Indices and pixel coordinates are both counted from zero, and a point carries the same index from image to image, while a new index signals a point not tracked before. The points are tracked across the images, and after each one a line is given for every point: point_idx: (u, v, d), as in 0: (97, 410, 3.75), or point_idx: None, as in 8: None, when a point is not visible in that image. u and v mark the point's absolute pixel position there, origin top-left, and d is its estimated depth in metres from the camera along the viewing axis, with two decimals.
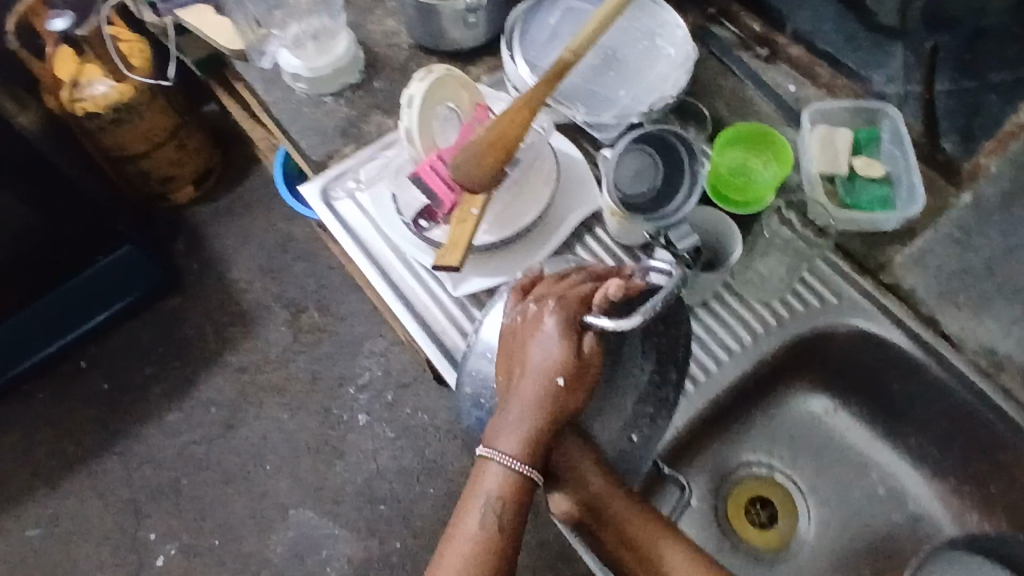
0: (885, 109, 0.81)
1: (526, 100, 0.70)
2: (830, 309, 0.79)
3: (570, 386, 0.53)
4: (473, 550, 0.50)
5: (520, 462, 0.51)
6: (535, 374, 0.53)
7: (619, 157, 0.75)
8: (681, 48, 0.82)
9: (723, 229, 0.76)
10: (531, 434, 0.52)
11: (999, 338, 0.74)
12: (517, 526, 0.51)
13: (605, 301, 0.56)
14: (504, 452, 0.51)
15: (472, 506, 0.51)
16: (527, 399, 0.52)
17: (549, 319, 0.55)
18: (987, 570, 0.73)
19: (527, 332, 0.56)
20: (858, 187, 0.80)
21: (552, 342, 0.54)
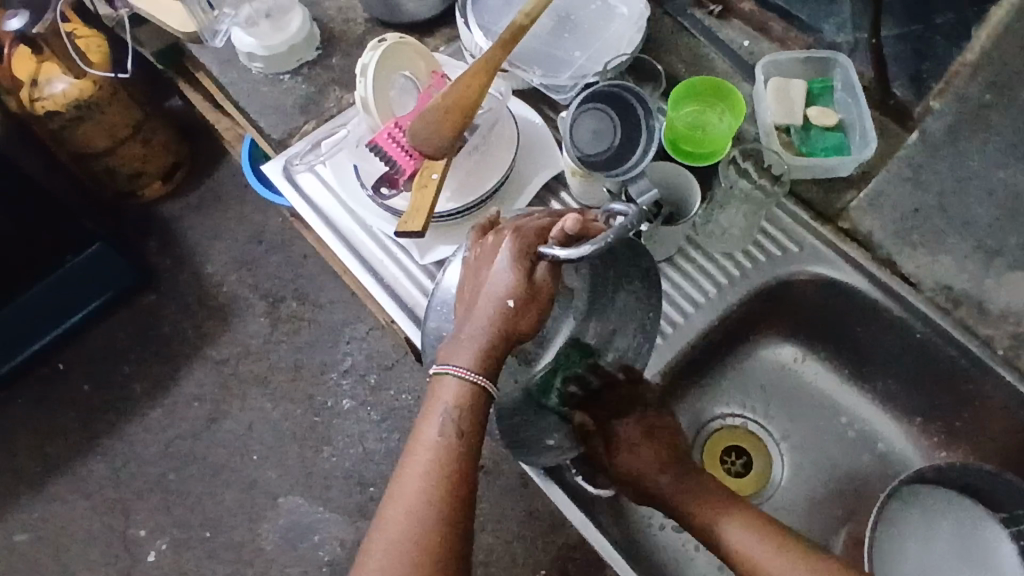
0: (836, 58, 0.82)
1: (482, 63, 0.71)
2: (791, 258, 0.80)
3: (522, 308, 0.54)
4: (435, 458, 0.54)
5: (473, 373, 0.53)
6: (489, 296, 0.55)
7: (577, 117, 0.77)
8: (633, 6, 0.83)
9: (682, 183, 0.77)
10: (483, 349, 0.54)
11: (955, 275, 0.75)
12: (475, 433, 0.55)
13: (562, 234, 0.56)
14: (459, 365, 0.54)
15: (432, 416, 0.55)
16: (481, 318, 0.54)
17: (505, 247, 0.56)
18: (949, 501, 0.76)
19: (485, 260, 0.57)
20: (813, 136, 0.81)
21: (508, 268, 0.55)
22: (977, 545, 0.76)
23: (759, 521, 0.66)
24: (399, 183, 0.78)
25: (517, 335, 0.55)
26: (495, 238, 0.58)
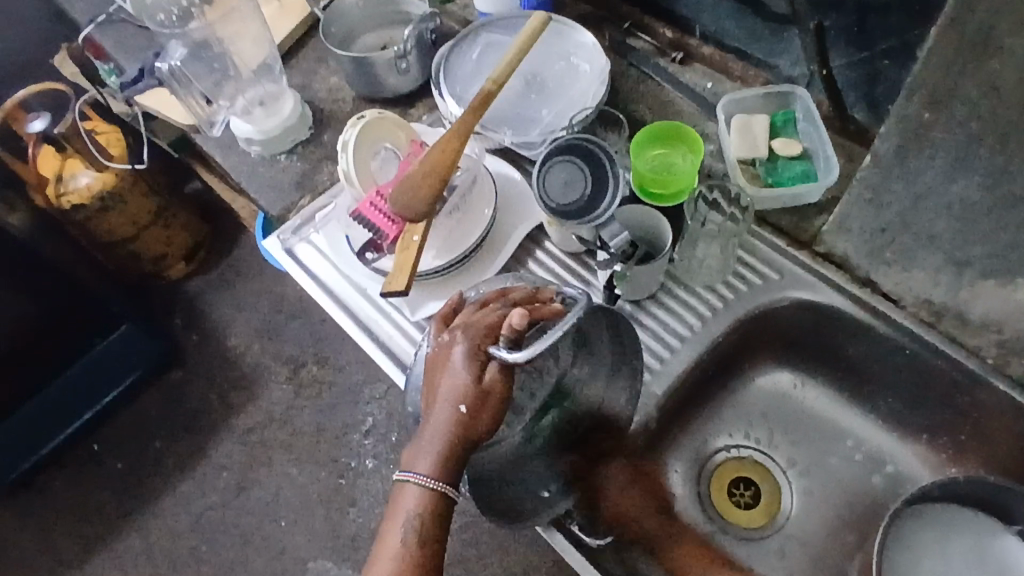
0: (795, 91, 0.86)
1: (453, 132, 0.77)
2: (771, 285, 0.83)
3: (474, 410, 0.57)
4: (398, 565, 0.56)
5: (433, 480, 0.56)
6: (443, 402, 0.58)
7: (546, 172, 0.81)
8: (595, 62, 0.89)
9: (654, 224, 0.80)
10: (444, 454, 0.57)
11: (932, 290, 0.74)
12: (435, 542, 0.57)
13: (511, 332, 0.59)
14: (421, 473, 0.57)
15: (395, 524, 0.57)
16: (439, 425, 0.57)
17: (457, 347, 0.60)
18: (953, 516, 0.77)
19: (442, 360, 0.61)
20: (780, 166, 0.84)
21: (459, 370, 0.59)
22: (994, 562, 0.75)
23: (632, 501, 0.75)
24: (383, 247, 0.82)
25: (474, 439, 0.58)
26: (449, 336, 0.62)
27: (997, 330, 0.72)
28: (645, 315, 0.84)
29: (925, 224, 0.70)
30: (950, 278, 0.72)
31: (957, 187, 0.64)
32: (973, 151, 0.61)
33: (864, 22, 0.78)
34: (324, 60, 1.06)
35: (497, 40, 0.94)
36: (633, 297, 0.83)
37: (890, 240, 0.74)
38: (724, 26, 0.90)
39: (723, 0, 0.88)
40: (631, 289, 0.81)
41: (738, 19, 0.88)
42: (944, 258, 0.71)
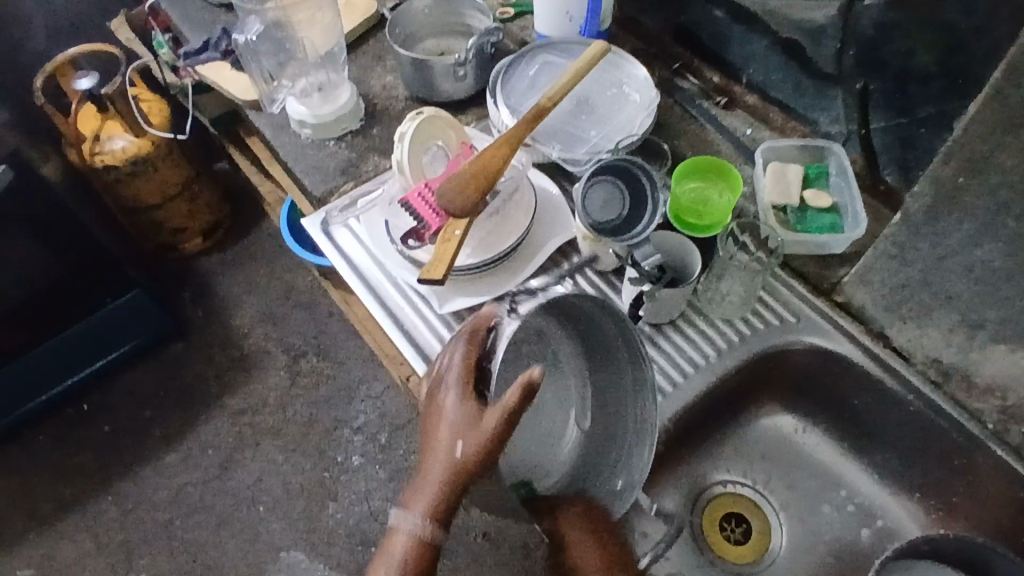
0: (830, 147, 0.90)
1: (508, 137, 0.81)
2: (788, 328, 0.85)
3: (484, 446, 0.60)
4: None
5: (424, 532, 0.62)
6: (442, 450, 0.62)
7: (589, 189, 0.85)
8: (645, 94, 0.93)
9: (686, 253, 0.83)
10: (437, 506, 0.62)
11: (943, 349, 0.78)
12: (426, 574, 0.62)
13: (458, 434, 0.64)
14: (411, 526, 0.62)
15: (387, 556, 0.63)
16: (430, 491, 0.63)
17: (450, 391, 0.64)
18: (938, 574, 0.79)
19: (439, 404, 0.65)
20: (809, 216, 0.88)
21: (456, 407, 0.63)
22: None
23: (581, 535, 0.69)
24: (424, 237, 0.84)
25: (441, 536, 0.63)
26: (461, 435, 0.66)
27: (1001, 394, 0.75)
28: (664, 339, 0.86)
29: (946, 284, 0.73)
30: (962, 338, 0.75)
31: (980, 251, 0.68)
32: (1002, 216, 0.65)
33: (906, 90, 0.82)
34: (382, 59, 1.11)
35: (553, 61, 0.98)
36: (655, 321, 0.86)
37: (908, 296, 0.78)
38: (771, 78, 0.95)
39: (773, 54, 0.93)
40: (655, 311, 0.83)
41: (785, 73, 0.93)
42: (958, 317, 0.74)
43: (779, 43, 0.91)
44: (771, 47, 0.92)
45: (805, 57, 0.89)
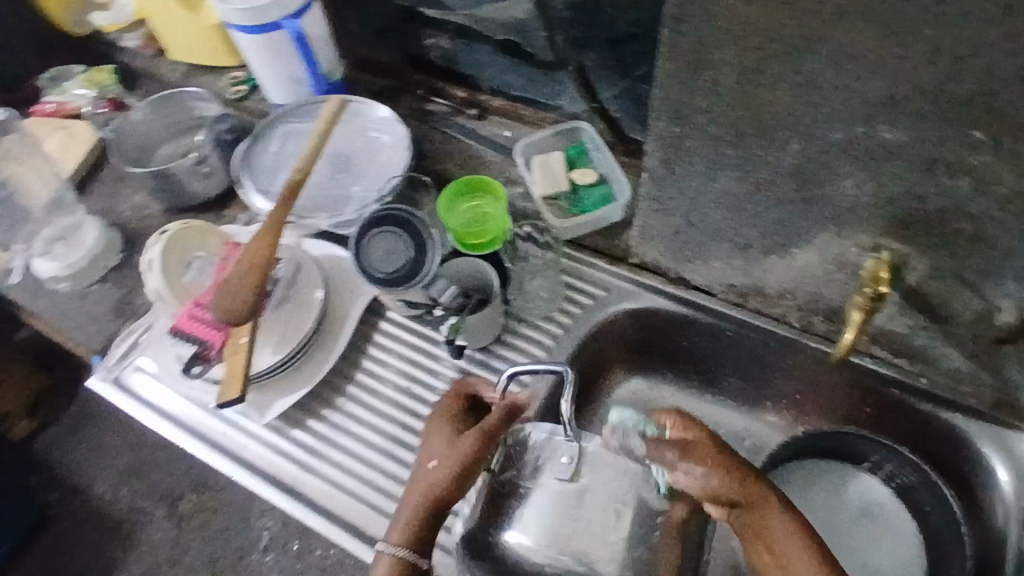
0: (579, 124, 0.93)
1: (270, 227, 0.80)
2: (601, 301, 0.88)
3: (440, 475, 0.65)
4: None
5: (401, 547, 0.64)
6: (418, 469, 0.68)
7: (368, 243, 0.83)
8: (393, 133, 0.94)
9: (481, 273, 0.84)
10: (410, 525, 0.64)
11: (731, 275, 0.82)
12: None
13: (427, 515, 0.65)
14: (391, 544, 0.64)
15: None
16: (407, 499, 0.66)
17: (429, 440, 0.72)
18: (822, 467, 0.85)
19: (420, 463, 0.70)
20: (582, 195, 0.91)
21: (431, 448, 0.70)
22: (861, 500, 0.83)
23: (705, 446, 0.60)
24: (211, 357, 0.81)
25: None
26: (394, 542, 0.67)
27: (793, 296, 0.80)
28: (496, 359, 0.86)
29: (708, 218, 0.76)
30: (741, 262, 0.79)
31: (718, 184, 0.71)
32: (721, 152, 0.67)
33: (616, 56, 0.85)
34: (125, 180, 1.03)
35: (293, 129, 0.97)
36: (480, 345, 0.86)
37: (684, 240, 0.82)
38: (506, 79, 0.97)
39: (498, 57, 0.95)
40: (474, 336, 0.84)
41: (515, 70, 0.95)
42: (732, 245, 0.78)
43: (498, 46, 0.93)
44: (493, 52, 0.94)
45: (523, 52, 0.91)
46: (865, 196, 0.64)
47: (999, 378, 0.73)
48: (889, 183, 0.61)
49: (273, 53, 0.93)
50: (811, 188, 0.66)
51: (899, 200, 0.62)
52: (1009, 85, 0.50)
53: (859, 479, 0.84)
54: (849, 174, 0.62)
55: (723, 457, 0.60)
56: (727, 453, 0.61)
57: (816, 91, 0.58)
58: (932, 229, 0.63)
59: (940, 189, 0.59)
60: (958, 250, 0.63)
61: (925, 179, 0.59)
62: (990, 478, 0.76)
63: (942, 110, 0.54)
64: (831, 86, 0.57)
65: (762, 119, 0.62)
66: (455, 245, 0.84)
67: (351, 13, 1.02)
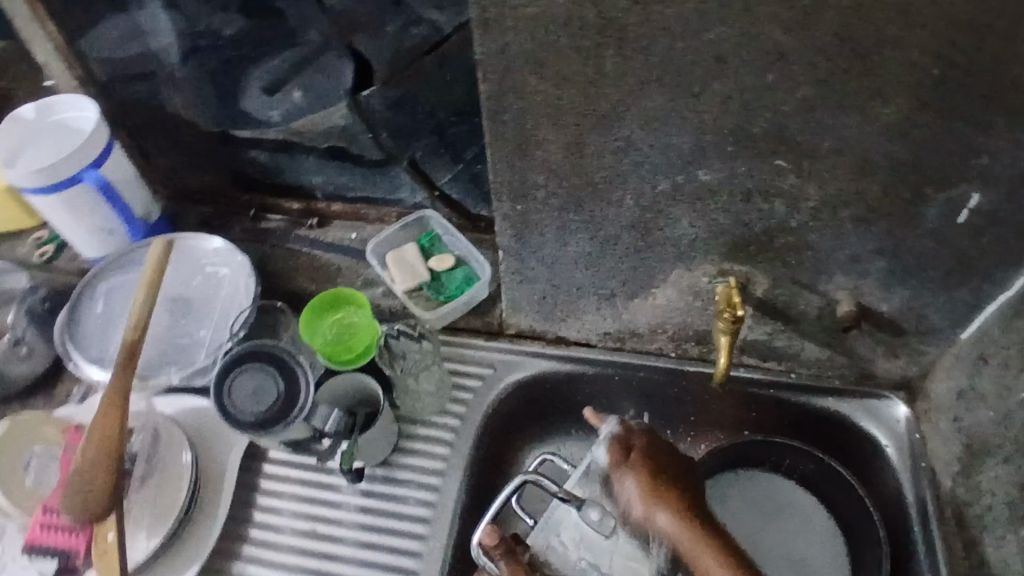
0: (424, 214, 0.93)
1: (111, 399, 0.72)
2: (490, 380, 0.87)
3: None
4: None
5: None
6: None
7: (232, 388, 0.77)
8: (232, 263, 0.88)
9: (362, 387, 0.80)
10: None
11: (605, 324, 0.84)
12: None
13: None
14: None
15: None
16: None
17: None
18: (735, 478, 0.86)
19: None
20: (445, 281, 0.90)
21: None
22: (773, 501, 0.85)
23: (647, 464, 0.70)
24: (77, 567, 0.69)
25: None
26: None
27: (664, 330, 0.83)
28: (399, 470, 0.83)
29: (568, 278, 0.78)
30: (610, 310, 0.82)
31: (571, 245, 0.74)
32: (565, 218, 0.70)
33: (444, 143, 0.85)
34: None
35: (118, 282, 0.88)
36: (379, 461, 0.83)
37: (552, 302, 0.83)
38: (339, 182, 0.95)
39: (326, 163, 0.93)
40: (370, 456, 0.80)
41: (346, 173, 0.93)
42: (597, 297, 0.80)
43: (324, 153, 0.91)
44: (320, 159, 0.92)
45: (351, 155, 0.90)
46: (700, 231, 0.68)
47: (855, 359, 0.80)
48: (717, 216, 0.66)
49: (76, 209, 0.84)
50: (653, 233, 0.70)
51: (730, 229, 0.67)
52: (794, 118, 0.56)
53: (770, 481, 0.86)
54: (682, 215, 0.67)
55: (661, 483, 0.69)
56: (669, 477, 0.69)
57: (634, 151, 0.61)
58: (764, 246, 0.68)
59: (761, 212, 0.65)
60: (790, 259, 0.69)
61: (748, 205, 0.64)
62: (877, 450, 0.81)
63: (744, 147, 0.59)
64: (646, 144, 0.61)
65: (593, 182, 0.65)
66: (332, 364, 0.80)
67: (159, 147, 0.96)
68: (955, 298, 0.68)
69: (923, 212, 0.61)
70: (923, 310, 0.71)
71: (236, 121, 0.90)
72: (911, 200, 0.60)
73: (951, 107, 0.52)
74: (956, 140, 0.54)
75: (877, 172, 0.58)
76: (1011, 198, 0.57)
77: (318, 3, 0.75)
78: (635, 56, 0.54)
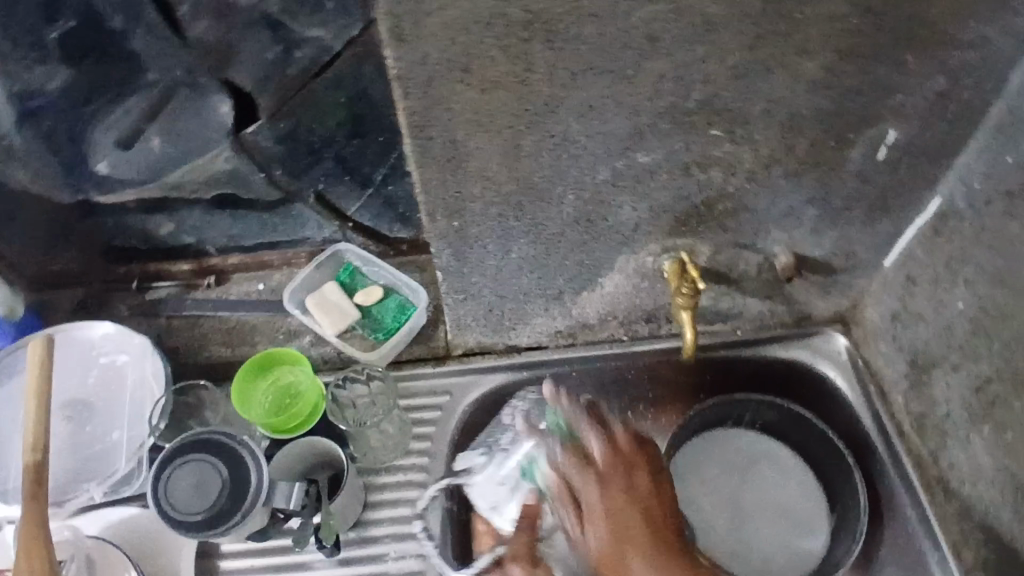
0: (338, 249, 0.85)
1: (28, 543, 0.64)
2: (450, 406, 0.83)
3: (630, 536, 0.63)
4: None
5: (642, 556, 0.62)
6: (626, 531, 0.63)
7: (168, 485, 0.68)
8: (131, 346, 0.79)
9: (320, 447, 0.74)
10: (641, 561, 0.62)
11: (555, 324, 0.82)
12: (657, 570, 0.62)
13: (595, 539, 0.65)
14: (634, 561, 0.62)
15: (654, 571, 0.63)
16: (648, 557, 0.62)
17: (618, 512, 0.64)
18: (706, 438, 0.85)
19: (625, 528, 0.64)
20: (378, 315, 0.84)
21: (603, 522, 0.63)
22: (739, 454, 0.85)
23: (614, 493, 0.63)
24: None
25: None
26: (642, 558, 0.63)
27: (614, 316, 0.82)
28: (374, 526, 0.77)
29: (514, 287, 0.75)
30: (559, 309, 0.80)
31: (513, 253, 0.70)
32: (505, 227, 0.67)
33: (349, 168, 0.79)
34: None
35: None
36: (352, 524, 0.76)
37: (500, 313, 0.79)
38: (234, 233, 0.86)
39: (215, 214, 0.83)
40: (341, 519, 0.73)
41: (242, 220, 0.84)
42: (545, 299, 0.78)
43: (212, 202, 0.81)
44: (208, 210, 0.82)
45: (246, 201, 0.81)
46: (642, 214, 0.67)
47: (793, 306, 0.84)
48: (657, 197, 0.65)
49: None
50: (596, 225, 0.68)
51: (671, 206, 0.67)
52: (725, 87, 0.56)
53: (741, 435, 0.86)
54: (624, 200, 0.65)
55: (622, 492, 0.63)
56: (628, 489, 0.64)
57: (571, 144, 0.59)
58: (704, 217, 0.69)
59: (700, 184, 0.65)
60: (727, 224, 0.70)
61: (687, 180, 0.64)
62: (829, 385, 0.84)
63: (679, 124, 0.58)
64: (584, 136, 0.59)
65: (532, 184, 0.62)
66: (295, 429, 0.72)
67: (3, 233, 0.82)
68: (879, 230, 0.72)
69: (846, 156, 0.63)
70: (850, 246, 0.74)
71: (99, 190, 0.78)
72: (836, 146, 0.62)
73: (871, 50, 0.55)
74: (874, 81, 0.57)
75: (804, 125, 0.60)
76: (922, 128, 0.62)
77: (182, 42, 0.65)
78: (566, 47, 0.52)
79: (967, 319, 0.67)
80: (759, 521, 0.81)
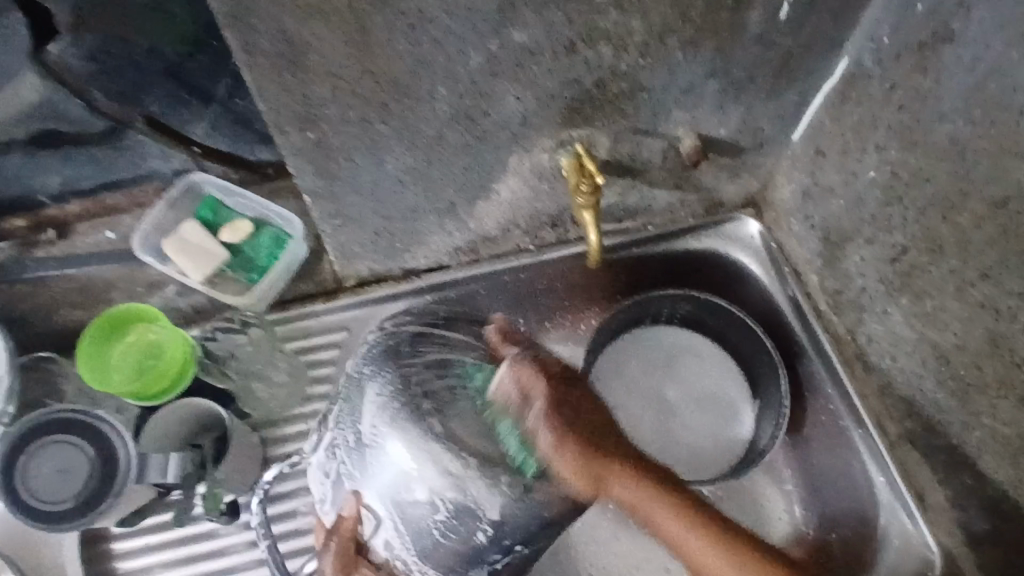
0: (193, 182, 0.74)
1: None
2: (348, 343, 0.76)
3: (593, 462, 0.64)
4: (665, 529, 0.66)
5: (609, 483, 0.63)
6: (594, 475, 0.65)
7: (22, 475, 0.60)
8: None
9: (197, 410, 0.68)
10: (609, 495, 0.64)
11: (452, 240, 0.74)
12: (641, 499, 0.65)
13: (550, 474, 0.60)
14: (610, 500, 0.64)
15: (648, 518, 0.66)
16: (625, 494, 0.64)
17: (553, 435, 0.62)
18: (622, 340, 0.83)
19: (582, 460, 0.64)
20: (251, 254, 0.73)
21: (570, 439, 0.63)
22: (658, 353, 0.82)
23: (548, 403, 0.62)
24: None
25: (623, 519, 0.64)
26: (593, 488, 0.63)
27: (516, 225, 0.75)
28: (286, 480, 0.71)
29: (398, 203, 0.67)
30: (454, 222, 0.72)
31: (389, 165, 0.61)
32: (372, 134, 0.57)
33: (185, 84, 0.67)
34: None
35: None
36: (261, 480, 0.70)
37: (388, 235, 0.71)
38: (68, 174, 0.71)
39: (35, 154, 0.68)
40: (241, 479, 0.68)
41: (72, 158, 0.70)
42: (435, 213, 0.70)
43: (26, 140, 0.67)
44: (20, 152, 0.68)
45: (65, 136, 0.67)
46: (529, 104, 0.59)
47: (702, 194, 0.79)
48: (542, 82, 0.57)
49: None
50: (479, 122, 0.59)
51: (560, 93, 0.59)
52: None
53: (659, 333, 0.83)
54: (505, 90, 0.57)
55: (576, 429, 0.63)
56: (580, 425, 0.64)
57: (430, 25, 0.49)
58: (598, 102, 0.61)
59: (588, 63, 0.56)
60: (625, 109, 0.63)
61: (573, 59, 0.56)
62: (744, 272, 0.81)
63: None
64: (444, 14, 0.49)
65: (394, 79, 0.53)
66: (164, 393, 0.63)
67: None
68: (784, 101, 0.67)
69: (746, 18, 0.56)
70: (757, 122, 0.69)
71: None
72: (735, 7, 0.55)
73: None
74: None
75: None
76: None
77: None
78: None
79: (879, 189, 0.63)
80: (686, 416, 0.80)
